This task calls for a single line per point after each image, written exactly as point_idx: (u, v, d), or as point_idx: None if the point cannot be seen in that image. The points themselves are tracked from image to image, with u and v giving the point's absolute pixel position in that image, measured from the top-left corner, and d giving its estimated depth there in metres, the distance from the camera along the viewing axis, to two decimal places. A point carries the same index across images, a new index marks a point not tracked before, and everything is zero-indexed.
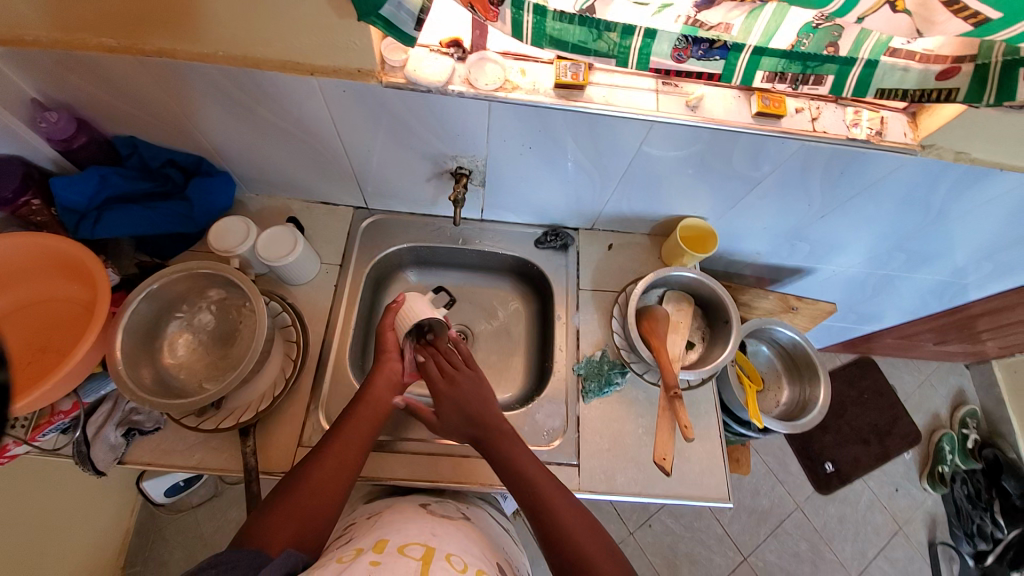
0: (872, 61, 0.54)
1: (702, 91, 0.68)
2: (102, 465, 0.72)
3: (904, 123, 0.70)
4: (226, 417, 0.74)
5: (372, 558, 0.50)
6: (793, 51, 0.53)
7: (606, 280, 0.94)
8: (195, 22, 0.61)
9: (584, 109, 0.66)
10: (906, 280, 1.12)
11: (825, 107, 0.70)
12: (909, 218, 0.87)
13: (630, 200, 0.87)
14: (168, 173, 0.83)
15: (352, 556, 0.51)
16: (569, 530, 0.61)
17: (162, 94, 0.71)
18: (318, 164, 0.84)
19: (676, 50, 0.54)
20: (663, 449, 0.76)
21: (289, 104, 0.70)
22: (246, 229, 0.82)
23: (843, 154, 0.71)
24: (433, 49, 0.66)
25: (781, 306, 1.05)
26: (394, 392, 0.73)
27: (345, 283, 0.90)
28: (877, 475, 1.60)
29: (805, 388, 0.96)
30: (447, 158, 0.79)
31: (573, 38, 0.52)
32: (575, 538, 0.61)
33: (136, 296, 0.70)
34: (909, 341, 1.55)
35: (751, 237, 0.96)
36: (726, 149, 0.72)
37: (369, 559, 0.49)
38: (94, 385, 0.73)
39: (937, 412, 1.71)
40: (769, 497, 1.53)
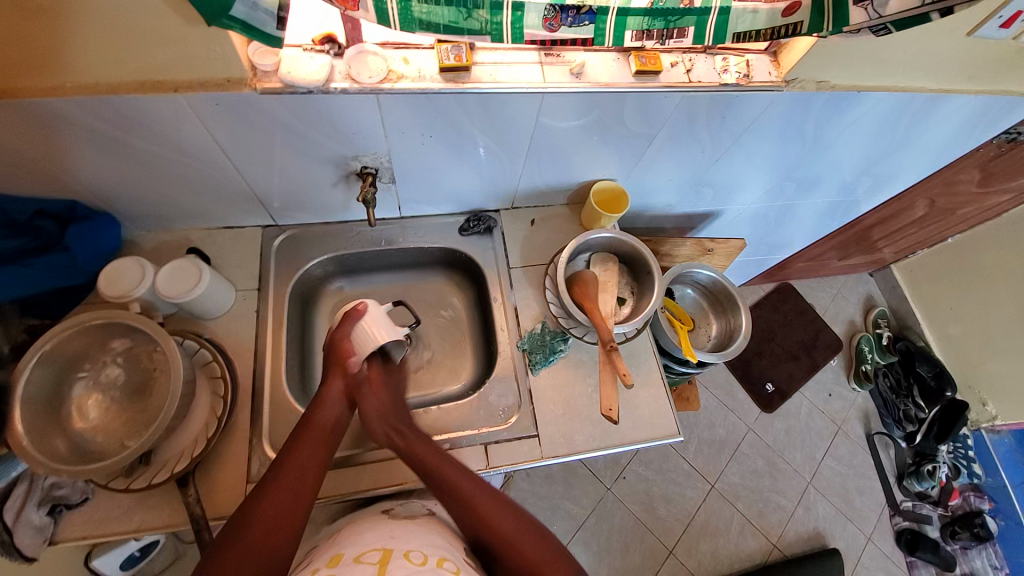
0: (724, 8, 0.58)
1: (583, 57, 0.71)
2: (32, 550, 0.66)
3: (768, 64, 0.76)
4: (160, 470, 0.69)
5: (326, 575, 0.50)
6: (653, 7, 0.57)
7: (535, 254, 0.96)
8: (28, 52, 0.55)
9: (475, 90, 0.66)
10: (803, 206, 1.23)
11: (697, 58, 0.75)
12: (791, 149, 0.95)
13: (542, 173, 0.89)
14: (42, 225, 0.74)
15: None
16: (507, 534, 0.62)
17: (5, 137, 0.63)
18: (212, 186, 0.79)
19: (547, 20, 0.56)
20: (608, 401, 0.81)
21: (161, 128, 0.65)
22: (142, 268, 0.76)
23: (721, 99, 0.76)
24: (305, 47, 0.63)
25: (698, 250, 1.12)
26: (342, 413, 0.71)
27: (268, 306, 0.86)
28: (811, 385, 1.77)
29: (729, 319, 1.04)
30: (349, 159, 0.77)
31: (442, 19, 0.53)
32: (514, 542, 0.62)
33: (29, 359, 0.64)
34: (817, 261, 1.71)
35: (661, 190, 1.01)
36: (617, 110, 0.75)
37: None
38: (2, 468, 0.64)
39: (852, 319, 1.90)
40: (724, 426, 1.66)
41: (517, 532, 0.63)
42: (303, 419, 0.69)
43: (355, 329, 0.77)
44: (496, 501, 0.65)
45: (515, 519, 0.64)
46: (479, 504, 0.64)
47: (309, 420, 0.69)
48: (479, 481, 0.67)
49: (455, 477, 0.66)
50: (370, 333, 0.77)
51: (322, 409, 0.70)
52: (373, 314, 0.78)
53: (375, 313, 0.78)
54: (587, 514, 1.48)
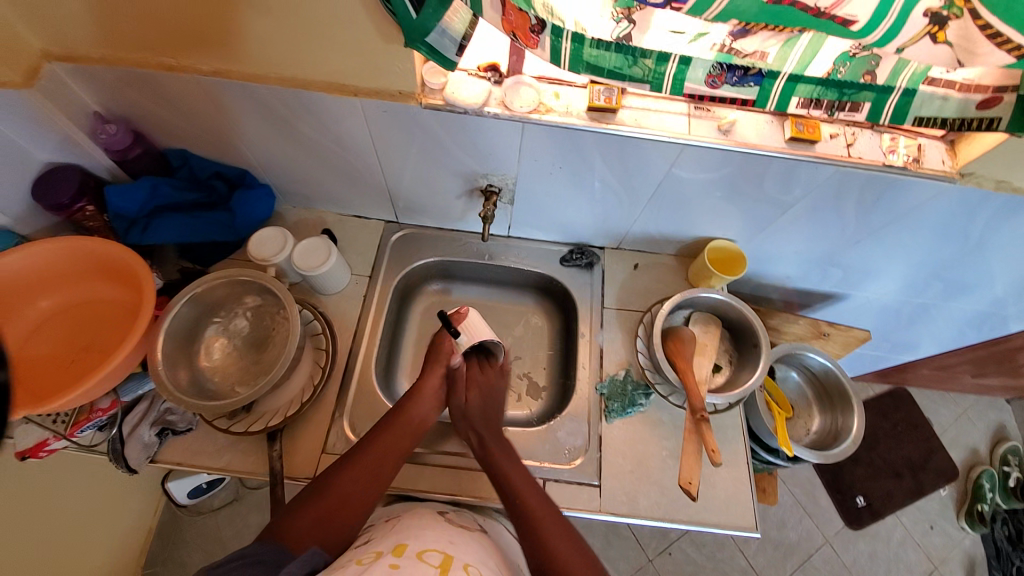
0: (910, 90, 0.53)
1: (735, 115, 0.69)
2: (135, 463, 0.74)
3: (943, 151, 0.70)
4: (256, 421, 0.76)
5: (391, 562, 0.51)
6: (829, 78, 0.53)
7: (632, 299, 0.94)
8: (262, 51, 0.65)
9: (618, 132, 0.67)
10: (942, 309, 1.08)
11: (861, 133, 0.70)
12: (943, 249, 0.85)
13: (659, 221, 0.88)
14: (214, 184, 0.87)
15: (371, 558, 0.52)
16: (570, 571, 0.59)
17: (213, 110, 0.75)
18: (354, 179, 0.87)
19: (710, 77, 0.55)
20: (689, 474, 0.74)
21: (332, 124, 0.74)
22: (283, 239, 0.85)
23: (880, 180, 0.70)
24: (471, 73, 0.68)
25: (810, 332, 1.03)
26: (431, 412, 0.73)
27: (374, 294, 0.92)
28: (913, 513, 1.52)
29: (837, 417, 0.93)
30: (479, 176, 0.81)
31: (608, 64, 0.54)
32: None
33: (179, 299, 0.74)
34: (945, 373, 1.48)
35: (783, 261, 0.95)
36: (756, 174, 0.72)
37: (388, 562, 0.51)
38: (132, 384, 0.76)
39: (974, 448, 1.62)
40: (796, 530, 1.47)
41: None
42: (396, 409, 0.72)
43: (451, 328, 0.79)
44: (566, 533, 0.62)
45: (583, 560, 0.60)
46: (550, 535, 0.61)
47: (401, 411, 0.71)
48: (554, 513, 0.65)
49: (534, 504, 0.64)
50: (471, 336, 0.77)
51: (415, 403, 0.72)
52: (473, 319, 0.78)
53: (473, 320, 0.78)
54: None
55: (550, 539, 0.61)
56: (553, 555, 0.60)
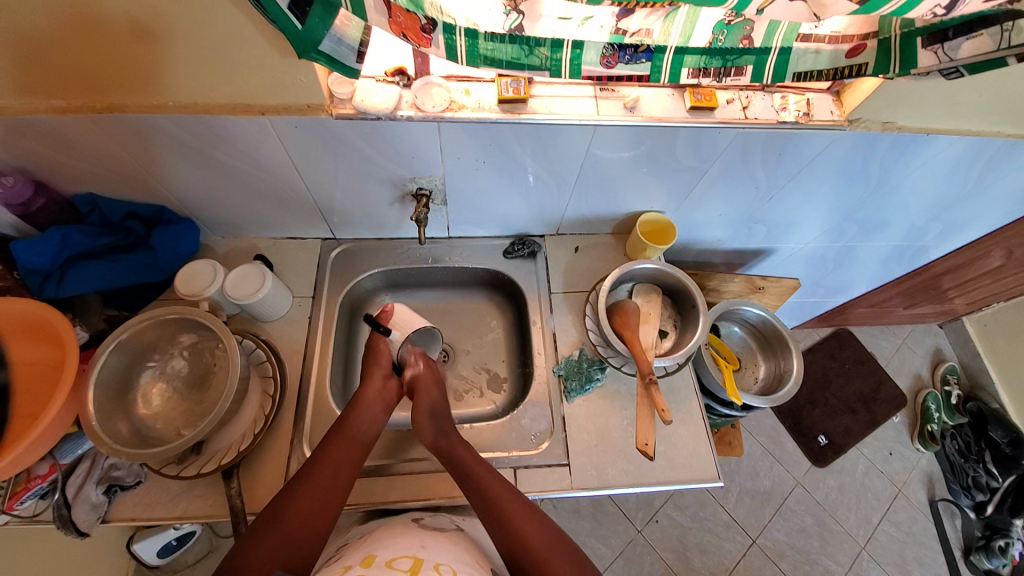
0: (785, 48, 0.58)
1: (638, 92, 0.72)
2: (86, 526, 0.71)
3: (830, 102, 0.76)
4: (208, 461, 0.73)
5: None
6: (711, 47, 0.57)
7: (577, 281, 0.96)
8: (152, 81, 0.63)
9: (531, 120, 0.69)
10: (864, 248, 1.17)
11: (754, 96, 0.75)
12: (852, 191, 0.92)
13: (589, 202, 0.90)
14: (131, 226, 0.83)
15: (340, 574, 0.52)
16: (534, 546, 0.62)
17: (114, 147, 0.71)
18: (280, 200, 0.85)
19: (605, 57, 0.57)
20: (644, 436, 0.79)
21: (245, 146, 0.72)
22: (213, 271, 0.82)
23: (778, 137, 0.75)
24: (378, 79, 0.68)
25: (747, 288, 1.09)
26: (375, 423, 0.74)
27: (320, 313, 0.91)
28: (869, 442, 1.64)
29: (779, 361, 0.99)
30: (406, 180, 0.81)
31: (505, 56, 0.56)
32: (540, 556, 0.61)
33: (104, 350, 0.70)
34: (879, 308, 1.60)
35: (711, 224, 1.00)
36: (668, 144, 0.76)
37: None
38: (70, 445, 0.71)
39: (917, 373, 1.77)
40: (769, 477, 1.56)
41: (550, 553, 0.62)
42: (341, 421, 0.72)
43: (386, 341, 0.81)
44: (523, 506, 0.66)
45: (546, 530, 0.64)
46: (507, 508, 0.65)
47: (345, 425, 0.71)
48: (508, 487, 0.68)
49: (492, 487, 0.67)
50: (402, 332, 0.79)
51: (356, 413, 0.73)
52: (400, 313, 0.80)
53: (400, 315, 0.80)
54: (614, 556, 1.41)
55: (511, 513, 0.64)
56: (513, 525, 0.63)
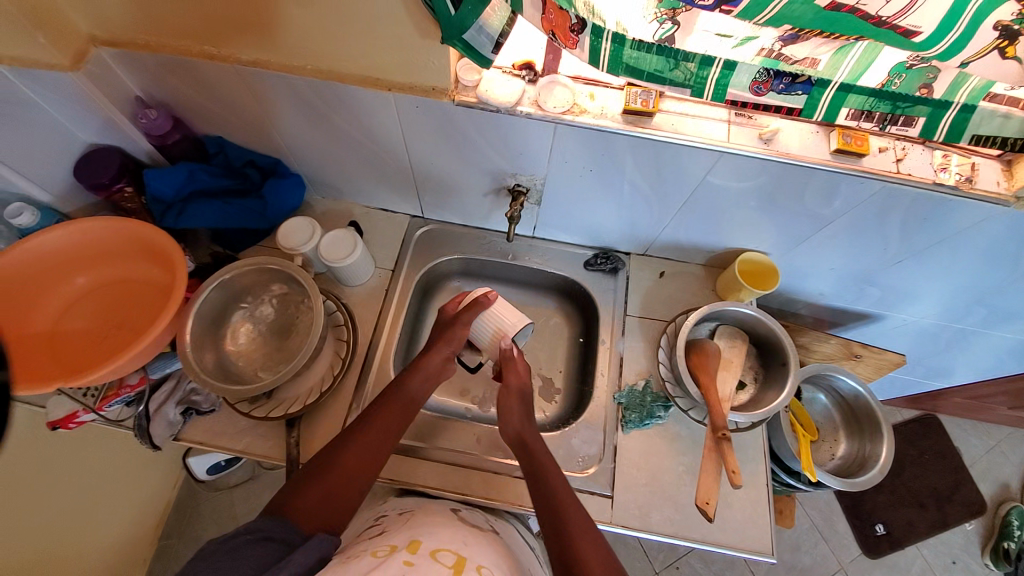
0: (969, 106, 0.50)
1: (778, 124, 0.66)
2: (159, 440, 0.77)
3: (996, 171, 0.66)
4: (276, 407, 0.78)
5: (405, 559, 0.51)
6: (883, 90, 0.51)
7: (656, 308, 0.92)
8: (300, 44, 0.66)
9: (653, 137, 0.66)
10: (981, 337, 1.03)
11: (912, 148, 0.66)
12: (990, 274, 0.80)
13: (688, 230, 0.85)
14: (248, 172, 0.89)
15: (386, 552, 0.52)
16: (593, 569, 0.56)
17: (247, 97, 0.76)
18: (382, 172, 0.87)
19: (756, 83, 0.53)
20: (707, 493, 0.73)
21: (364, 116, 0.74)
22: (311, 229, 0.86)
23: (927, 200, 0.66)
24: (505, 70, 0.67)
25: (842, 353, 0.99)
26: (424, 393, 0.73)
27: (396, 288, 0.92)
28: (931, 543, 1.45)
29: (865, 445, 0.89)
30: (507, 175, 0.80)
31: (649, 67, 0.52)
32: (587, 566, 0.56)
33: (208, 284, 0.75)
34: (982, 403, 1.41)
35: (817, 277, 0.91)
36: (797, 185, 0.69)
37: (403, 559, 0.51)
38: (161, 363, 0.78)
39: (1005, 482, 1.54)
40: (812, 555, 1.42)
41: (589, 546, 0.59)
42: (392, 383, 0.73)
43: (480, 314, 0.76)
44: (583, 515, 0.63)
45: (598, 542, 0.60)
46: (571, 522, 0.61)
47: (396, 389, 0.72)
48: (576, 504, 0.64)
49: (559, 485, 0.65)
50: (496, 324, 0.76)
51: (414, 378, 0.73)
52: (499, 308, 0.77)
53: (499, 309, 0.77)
54: None
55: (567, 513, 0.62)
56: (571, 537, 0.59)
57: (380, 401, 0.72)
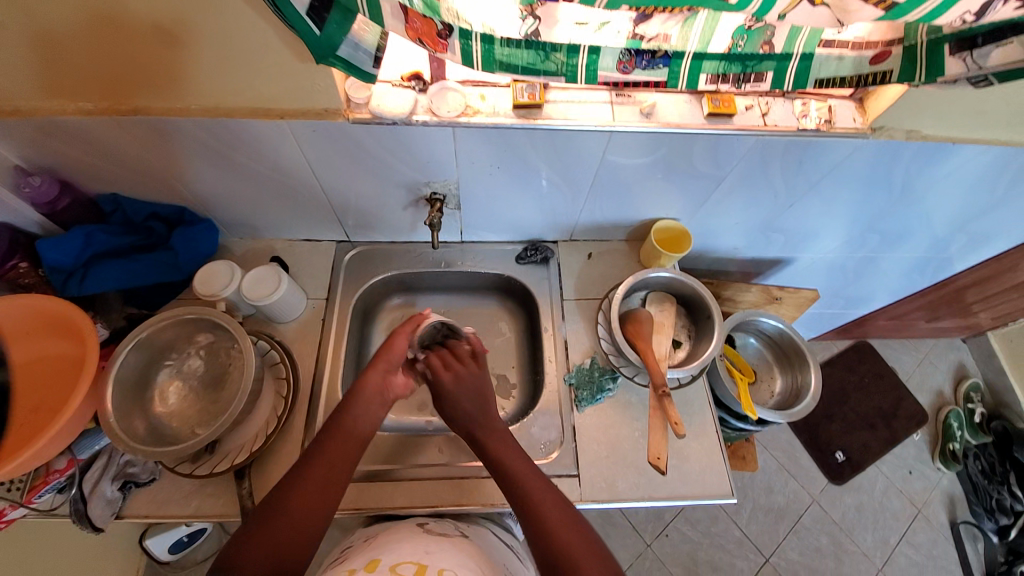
0: (807, 54, 0.57)
1: (654, 98, 0.72)
2: (100, 521, 0.72)
3: (852, 110, 0.74)
4: (221, 460, 0.74)
5: None
6: (730, 53, 0.56)
7: (590, 288, 0.96)
8: (178, 84, 0.64)
9: (546, 126, 0.69)
10: (884, 260, 1.14)
11: (774, 102, 0.73)
12: (874, 201, 0.90)
13: (603, 209, 0.90)
14: (152, 226, 0.85)
15: None
16: (577, 557, 0.58)
17: (134, 148, 0.73)
18: (297, 202, 0.86)
19: (621, 63, 0.57)
20: (657, 449, 0.79)
21: (263, 149, 0.73)
22: (230, 271, 0.83)
23: (797, 144, 0.74)
24: (394, 84, 0.69)
25: (765, 298, 1.07)
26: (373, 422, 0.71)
27: (333, 316, 0.91)
28: (889, 460, 1.59)
29: (797, 375, 0.97)
30: (420, 185, 0.82)
31: (522, 61, 0.56)
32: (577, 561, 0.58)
33: (124, 346, 0.71)
34: (900, 321, 1.56)
35: (728, 232, 0.98)
36: (685, 151, 0.75)
37: None
38: (88, 440, 0.72)
39: (940, 389, 1.71)
40: (784, 494, 1.51)
41: (573, 540, 0.60)
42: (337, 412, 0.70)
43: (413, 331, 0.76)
44: (563, 509, 0.63)
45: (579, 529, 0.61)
46: (548, 515, 0.62)
47: (338, 424, 0.69)
48: (552, 490, 0.66)
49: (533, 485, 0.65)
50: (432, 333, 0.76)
51: (358, 407, 0.70)
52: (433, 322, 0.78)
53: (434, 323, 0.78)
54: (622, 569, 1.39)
55: (547, 514, 0.62)
56: (548, 531, 0.61)
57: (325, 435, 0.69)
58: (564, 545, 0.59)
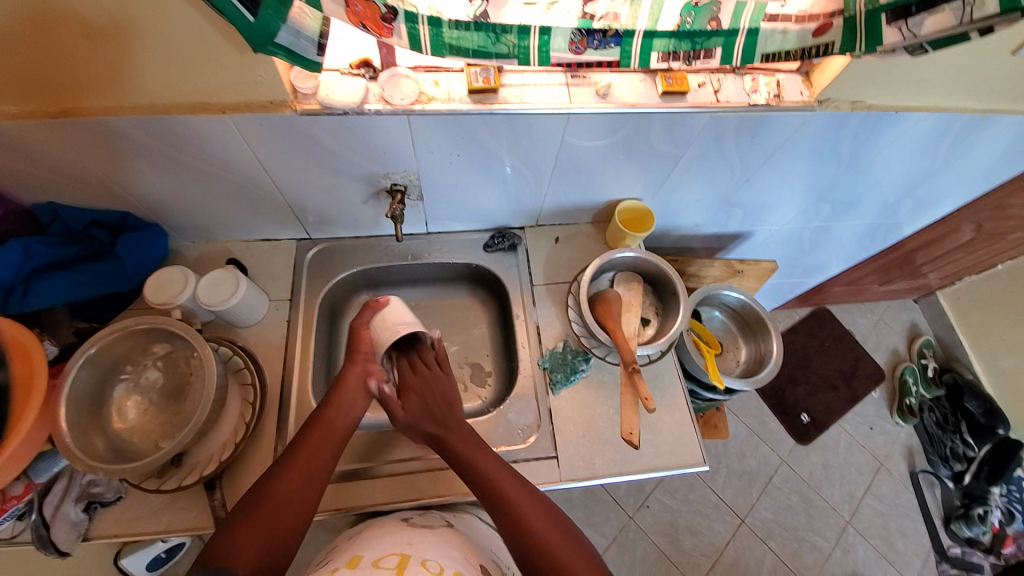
0: (753, 29, 0.57)
1: (609, 79, 0.72)
2: (66, 544, 0.68)
3: (800, 83, 0.76)
4: (190, 472, 0.72)
5: None
6: (680, 30, 0.57)
7: (559, 272, 0.96)
8: (106, 80, 0.60)
9: (504, 110, 0.68)
10: (838, 228, 1.19)
11: (725, 79, 0.75)
12: (824, 171, 0.93)
13: (567, 193, 0.90)
14: (95, 234, 0.80)
15: None
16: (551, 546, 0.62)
17: (65, 153, 0.68)
18: (252, 201, 0.83)
19: (573, 43, 0.56)
20: (629, 424, 0.79)
21: (206, 146, 0.70)
22: (184, 278, 0.80)
23: (749, 118, 0.75)
24: (343, 71, 0.67)
25: (727, 272, 1.10)
26: (351, 420, 0.71)
27: (298, 317, 0.89)
28: (850, 417, 1.68)
29: (760, 343, 1.00)
30: (380, 176, 0.80)
31: (472, 45, 0.54)
32: (553, 550, 0.62)
33: (75, 361, 0.68)
34: (856, 286, 1.64)
35: (689, 209, 1.00)
36: (642, 131, 0.75)
37: None
38: (44, 464, 0.68)
39: (895, 348, 1.81)
40: (756, 457, 1.58)
41: (546, 530, 0.63)
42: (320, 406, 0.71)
43: (373, 318, 0.77)
44: (528, 495, 0.66)
45: (552, 518, 0.65)
46: (518, 503, 0.65)
47: (316, 421, 0.69)
48: (513, 476, 0.68)
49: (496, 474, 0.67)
50: (388, 323, 0.76)
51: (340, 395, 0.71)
52: (392, 309, 0.77)
53: (394, 311, 0.77)
54: (608, 543, 1.43)
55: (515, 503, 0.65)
56: (526, 526, 0.63)
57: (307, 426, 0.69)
58: (543, 538, 0.62)
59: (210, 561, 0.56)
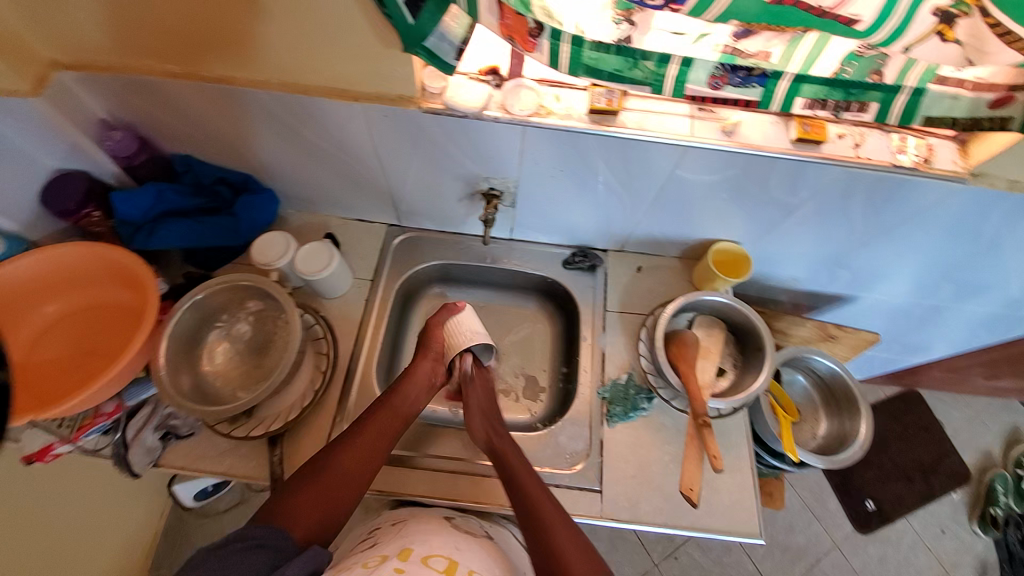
0: (918, 89, 0.52)
1: (739, 116, 0.68)
2: (139, 466, 0.75)
3: (954, 151, 0.68)
4: (258, 425, 0.77)
5: (396, 565, 0.55)
6: (834, 78, 0.52)
7: (636, 302, 0.93)
8: (262, 56, 0.65)
9: (619, 134, 0.67)
10: (956, 311, 1.06)
11: (870, 133, 0.68)
12: (953, 251, 0.83)
13: (662, 225, 0.87)
14: (218, 190, 0.87)
15: (376, 563, 0.55)
16: None
17: (212, 114, 0.75)
18: (357, 183, 0.87)
19: (714, 77, 0.54)
20: (690, 479, 0.75)
21: (331, 127, 0.74)
22: (286, 244, 0.85)
23: (886, 181, 0.68)
24: (471, 76, 0.68)
25: (818, 335, 1.01)
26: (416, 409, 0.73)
27: (376, 298, 0.92)
28: (922, 514, 1.49)
29: (845, 421, 0.91)
30: (480, 179, 0.81)
31: (609, 67, 0.54)
32: None
33: (182, 303, 0.74)
34: (961, 376, 1.45)
35: (790, 262, 0.93)
36: (761, 175, 0.71)
37: (394, 566, 0.54)
38: (136, 388, 0.76)
39: (987, 450, 1.59)
40: (806, 534, 1.45)
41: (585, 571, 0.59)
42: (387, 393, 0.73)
43: (449, 319, 0.79)
44: (568, 530, 0.63)
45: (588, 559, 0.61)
46: (558, 536, 0.62)
47: (382, 407, 0.71)
48: (556, 507, 0.65)
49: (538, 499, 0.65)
50: (463, 327, 0.78)
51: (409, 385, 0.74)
52: (464, 317, 0.78)
53: (467, 318, 0.78)
54: None
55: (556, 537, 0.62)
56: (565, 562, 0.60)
57: (372, 409, 0.71)
58: None
59: (271, 519, 0.59)
